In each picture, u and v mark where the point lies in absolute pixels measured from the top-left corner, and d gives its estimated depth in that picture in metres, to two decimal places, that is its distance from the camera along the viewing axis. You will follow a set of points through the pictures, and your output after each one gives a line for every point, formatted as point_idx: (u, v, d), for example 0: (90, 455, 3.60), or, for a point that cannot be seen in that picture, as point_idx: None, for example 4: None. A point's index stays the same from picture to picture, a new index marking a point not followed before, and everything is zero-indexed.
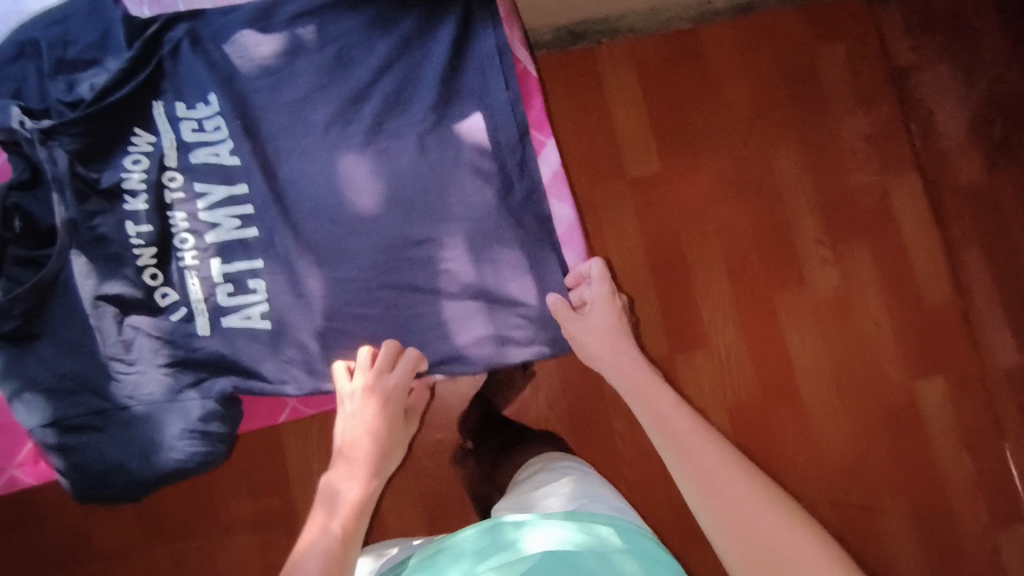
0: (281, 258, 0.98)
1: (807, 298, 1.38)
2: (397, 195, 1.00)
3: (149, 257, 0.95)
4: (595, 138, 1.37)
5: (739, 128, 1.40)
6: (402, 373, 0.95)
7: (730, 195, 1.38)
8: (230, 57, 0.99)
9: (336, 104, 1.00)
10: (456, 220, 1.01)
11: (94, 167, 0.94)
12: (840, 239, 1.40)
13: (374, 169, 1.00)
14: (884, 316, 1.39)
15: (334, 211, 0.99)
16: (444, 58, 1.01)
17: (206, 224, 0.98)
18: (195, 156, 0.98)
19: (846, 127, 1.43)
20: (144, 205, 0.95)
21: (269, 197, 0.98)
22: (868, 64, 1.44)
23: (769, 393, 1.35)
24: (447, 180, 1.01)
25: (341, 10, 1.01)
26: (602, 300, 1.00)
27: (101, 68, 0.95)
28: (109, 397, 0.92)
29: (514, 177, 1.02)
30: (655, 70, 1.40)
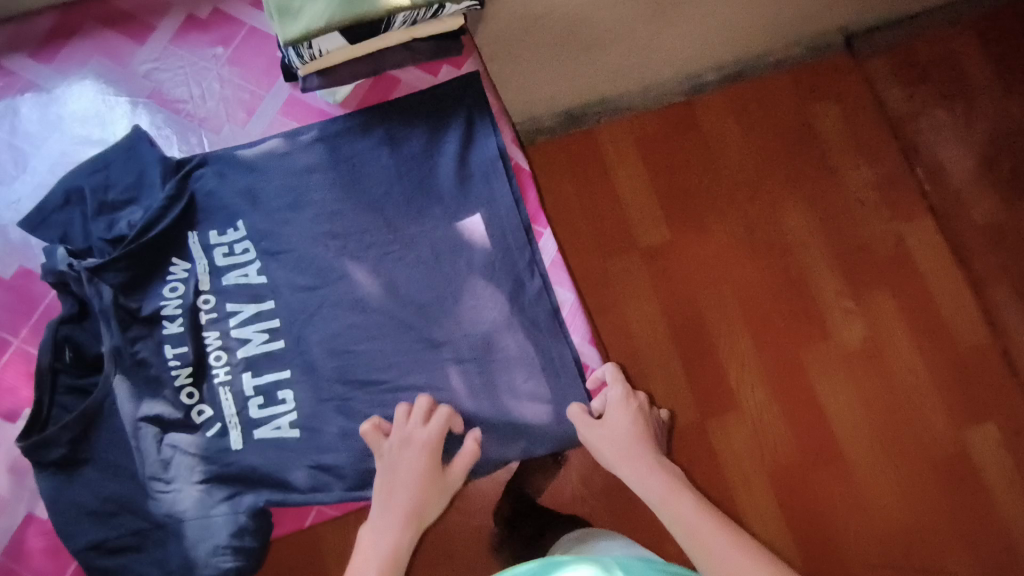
0: (310, 367, 1.03)
1: (836, 353, 1.35)
2: (412, 306, 1.05)
3: (185, 376, 1.01)
4: (604, 213, 1.42)
5: (743, 191, 1.43)
6: (434, 429, 0.97)
7: (745, 255, 1.40)
8: (243, 175, 1.07)
9: (353, 228, 1.06)
10: (463, 329, 1.04)
11: (135, 297, 1.01)
12: (863, 290, 1.38)
13: (385, 278, 1.05)
14: (921, 367, 1.35)
15: (354, 316, 1.04)
16: (448, 174, 1.08)
17: (236, 340, 1.02)
18: (226, 279, 1.04)
19: (850, 178, 1.45)
20: (180, 328, 1.01)
21: (297, 308, 1.04)
22: (864, 118, 1.48)
23: (809, 452, 1.31)
24: (448, 295, 1.05)
25: (353, 135, 1.09)
26: (616, 408, 1.02)
27: (137, 206, 1.05)
28: (148, 517, 0.96)
29: (522, 279, 1.07)
30: (654, 143, 1.46)
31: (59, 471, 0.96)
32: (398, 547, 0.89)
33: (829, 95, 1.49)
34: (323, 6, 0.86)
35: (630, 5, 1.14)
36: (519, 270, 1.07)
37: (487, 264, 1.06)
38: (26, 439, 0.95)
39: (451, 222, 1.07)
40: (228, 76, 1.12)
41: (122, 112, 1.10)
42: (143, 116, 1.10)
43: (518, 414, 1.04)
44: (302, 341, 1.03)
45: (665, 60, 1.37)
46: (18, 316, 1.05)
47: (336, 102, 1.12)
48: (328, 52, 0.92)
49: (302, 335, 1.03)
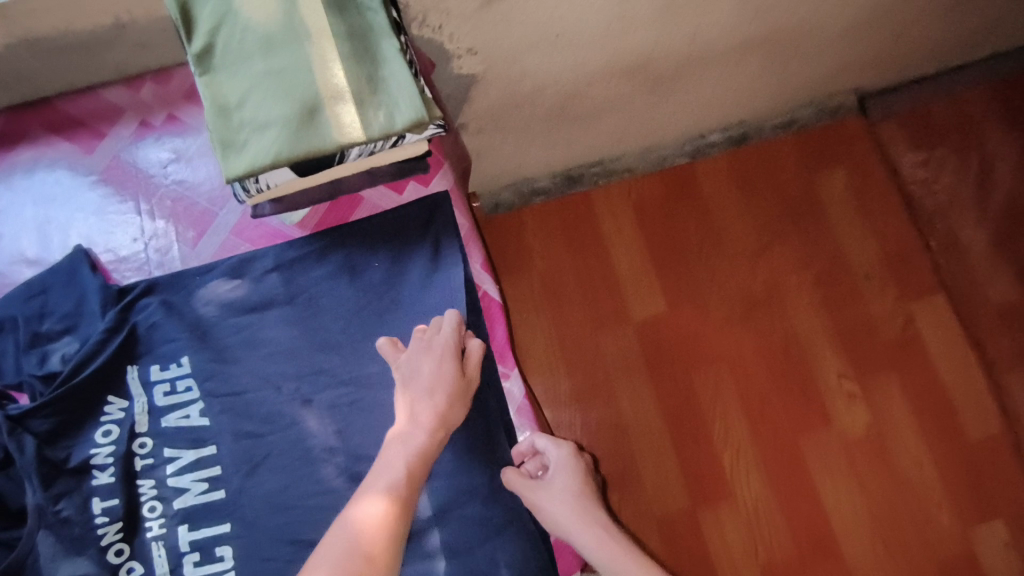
0: (253, 523, 0.61)
1: (841, 448, 1.13)
2: (332, 492, 0.61)
3: (116, 531, 0.60)
4: (573, 283, 1.18)
5: (742, 262, 1.20)
6: (453, 332, 0.62)
7: (751, 342, 1.16)
8: (113, 270, 0.67)
9: (305, 367, 0.64)
10: (467, 525, 0.62)
11: (63, 445, 0.61)
12: (875, 381, 1.16)
13: (306, 452, 0.62)
14: (925, 461, 1.13)
15: (284, 510, 0.61)
16: (427, 315, 0.66)
17: (162, 493, 0.61)
18: (166, 422, 0.63)
19: (854, 251, 1.21)
20: (113, 479, 0.61)
21: (241, 465, 0.62)
22: (874, 184, 1.24)
23: (807, 558, 1.09)
24: (435, 527, 0.62)
25: (318, 252, 0.67)
26: (566, 469, 0.69)
27: (75, 338, 0.64)
28: None
29: (492, 434, 0.66)
30: (654, 212, 1.22)
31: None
32: (410, 486, 0.56)
33: (837, 160, 1.25)
34: (270, 141, 0.55)
35: (624, 81, 0.95)
36: (506, 459, 0.66)
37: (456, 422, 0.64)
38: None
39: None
40: (167, 147, 0.70)
41: (59, 211, 0.68)
42: (85, 210, 0.68)
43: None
44: (240, 498, 0.61)
45: (660, 126, 1.13)
46: None
47: (290, 223, 0.69)
48: (279, 181, 0.62)
49: (243, 493, 0.61)
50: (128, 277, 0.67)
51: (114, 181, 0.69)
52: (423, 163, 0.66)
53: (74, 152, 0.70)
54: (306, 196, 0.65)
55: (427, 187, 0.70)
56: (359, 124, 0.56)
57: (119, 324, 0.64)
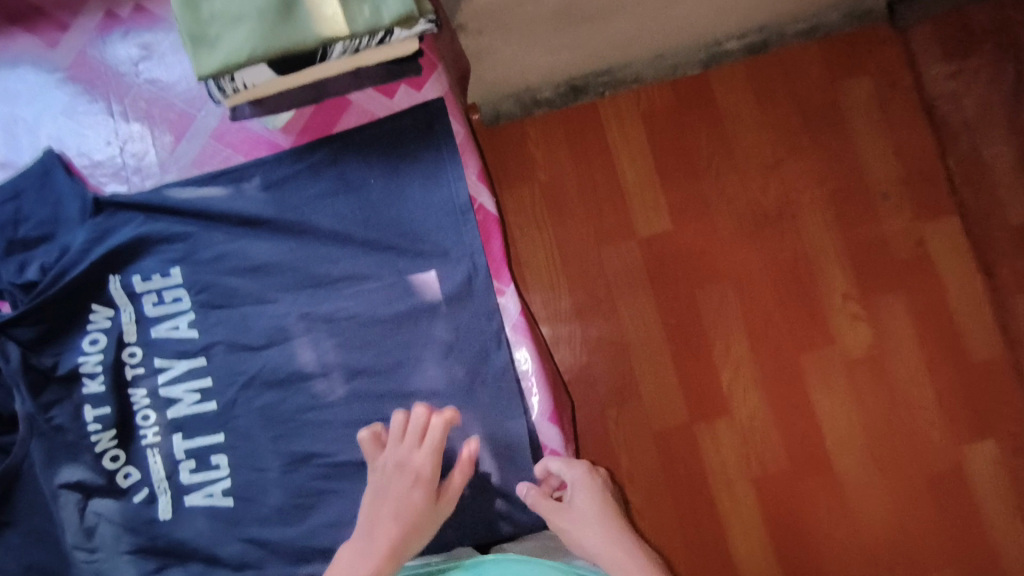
0: (251, 433, 0.61)
1: (842, 367, 0.90)
2: (326, 405, 0.61)
3: (110, 437, 0.60)
4: (576, 195, 0.91)
5: (751, 176, 0.92)
6: (437, 450, 0.56)
7: (760, 258, 0.91)
8: (88, 175, 0.64)
9: (302, 280, 0.62)
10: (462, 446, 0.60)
11: (50, 353, 0.60)
12: (881, 295, 0.90)
13: (301, 367, 0.61)
14: (925, 379, 0.89)
15: (281, 419, 0.61)
16: (419, 227, 0.63)
17: (157, 403, 0.61)
18: (155, 333, 0.61)
19: (871, 162, 0.92)
20: (103, 388, 0.60)
21: (236, 376, 0.61)
22: (902, 96, 0.92)
23: (798, 469, 0.88)
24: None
25: (306, 167, 0.64)
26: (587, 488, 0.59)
27: (53, 245, 0.62)
28: None
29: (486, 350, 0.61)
30: (659, 119, 0.92)
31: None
32: None
33: (862, 59, 0.93)
34: (244, 34, 0.50)
35: None
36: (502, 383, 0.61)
37: (452, 341, 0.61)
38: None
39: (400, 279, 0.62)
40: (136, 42, 0.65)
41: (24, 110, 0.64)
42: (53, 109, 0.64)
43: (481, 511, 0.60)
44: (235, 409, 0.61)
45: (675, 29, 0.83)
46: None
47: (274, 127, 0.64)
48: (258, 81, 0.56)
49: (237, 404, 0.61)
50: (105, 183, 0.64)
51: (80, 79, 0.65)
52: (415, 65, 0.61)
53: (36, 46, 0.65)
54: (288, 98, 0.60)
55: (420, 91, 0.65)
56: (342, 18, 0.51)
57: (99, 233, 0.61)
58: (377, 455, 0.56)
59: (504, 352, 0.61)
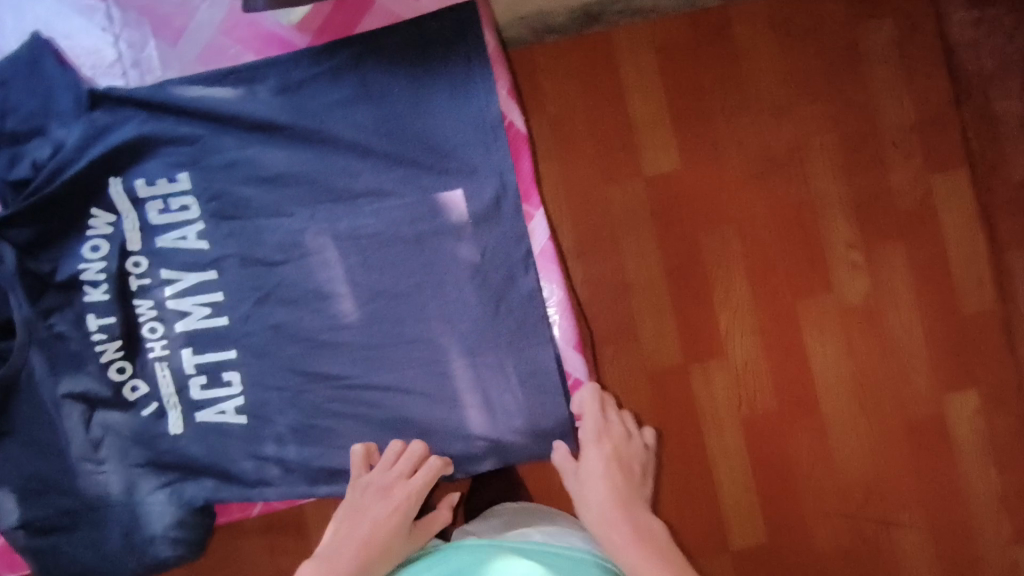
0: (265, 351, 0.58)
1: (837, 320, 0.81)
2: (341, 326, 0.59)
3: (116, 349, 0.57)
4: (580, 125, 0.79)
5: (760, 116, 0.80)
6: (425, 487, 0.56)
7: (765, 208, 0.80)
8: (82, 67, 0.59)
9: (320, 193, 0.58)
10: (484, 372, 0.59)
11: (47, 258, 0.56)
12: (884, 247, 0.81)
13: (316, 285, 0.58)
14: (919, 324, 0.82)
15: (297, 336, 0.58)
16: (444, 143, 0.59)
17: (165, 316, 0.58)
18: (162, 243, 0.58)
19: (888, 107, 0.80)
20: (106, 297, 0.57)
21: (250, 290, 0.58)
22: (924, 41, 0.80)
23: (783, 412, 0.81)
24: (453, 368, 0.59)
25: (323, 71, 0.59)
26: (601, 443, 0.59)
27: (45, 140, 0.57)
28: (105, 525, 0.57)
29: (512, 276, 0.59)
30: (665, 45, 0.79)
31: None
32: None
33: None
34: None
35: None
36: (527, 310, 0.59)
37: (477, 265, 0.59)
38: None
39: (425, 197, 0.59)
40: None
41: None
42: None
43: (502, 439, 0.59)
44: (248, 324, 0.58)
45: None
46: None
47: (290, 24, 0.59)
48: None
49: (250, 320, 0.58)
50: (101, 76, 0.59)
51: None
52: None
53: None
54: None
55: None
56: None
57: (97, 130, 0.57)
58: (362, 474, 0.56)
59: (530, 276, 0.59)
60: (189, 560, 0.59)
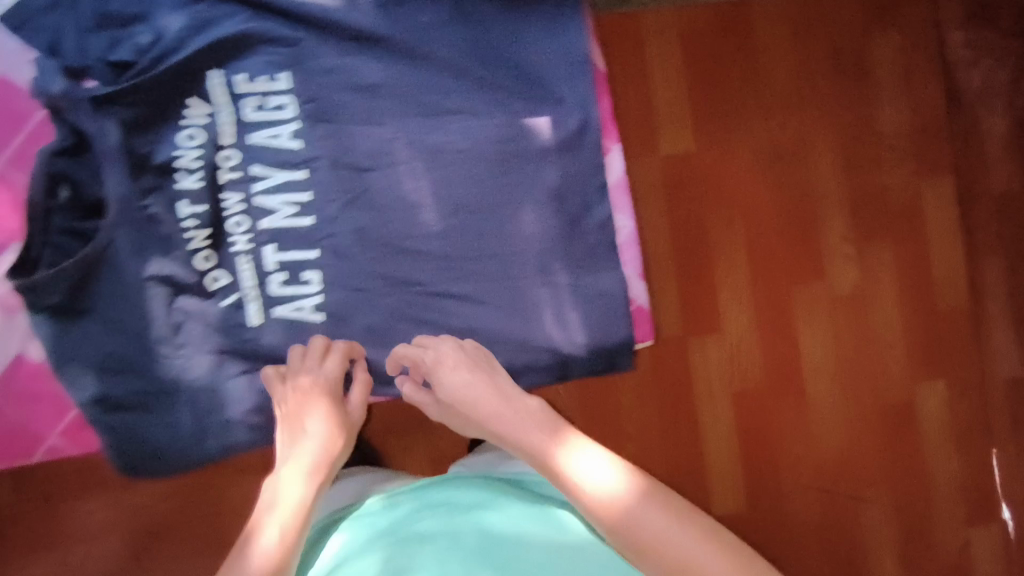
0: (348, 253, 0.61)
1: (826, 307, 0.79)
2: (422, 237, 0.61)
3: (204, 237, 0.59)
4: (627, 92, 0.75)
5: (772, 108, 0.77)
6: (338, 365, 0.59)
7: (770, 202, 0.77)
8: None
9: (413, 107, 0.61)
10: (556, 290, 0.62)
11: (145, 140, 0.57)
12: (874, 245, 0.79)
13: (404, 194, 0.61)
14: (896, 310, 0.80)
15: (382, 240, 0.61)
16: (536, 72, 0.62)
17: (253, 211, 0.60)
18: (253, 140, 0.59)
19: (884, 115, 0.79)
20: (200, 186, 0.58)
21: (339, 193, 0.60)
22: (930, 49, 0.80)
23: (771, 398, 0.78)
24: (528, 285, 0.62)
25: None
26: (444, 367, 0.58)
27: (148, 25, 0.57)
28: (181, 406, 0.59)
29: (588, 204, 0.63)
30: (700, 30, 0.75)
31: (50, 329, 0.58)
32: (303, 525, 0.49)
33: (897, 9, 0.79)
34: None
35: None
36: (597, 238, 0.63)
37: (558, 189, 0.62)
38: (16, 278, 0.56)
39: (513, 120, 0.62)
40: None
41: None
42: None
43: (566, 354, 0.62)
44: (333, 226, 0.60)
45: None
46: None
47: None
48: None
49: (336, 222, 0.60)
50: None
51: None
52: None
53: None
54: None
55: None
56: None
57: (202, 21, 0.58)
58: (274, 394, 0.58)
59: (605, 205, 0.63)
60: (258, 446, 0.61)
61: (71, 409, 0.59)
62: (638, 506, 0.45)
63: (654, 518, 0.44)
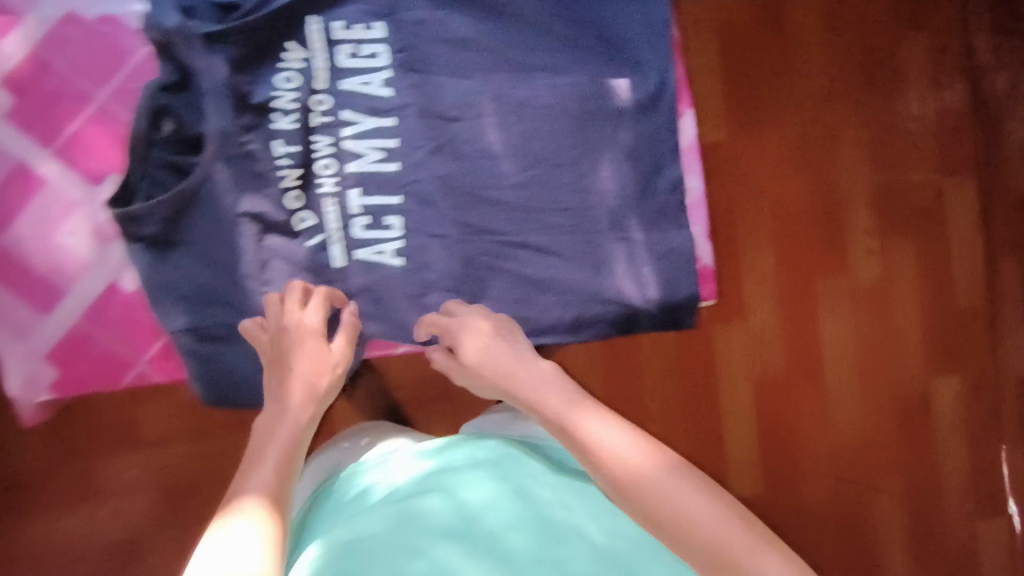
0: (431, 200, 0.63)
1: (847, 300, 0.78)
2: (504, 188, 0.63)
3: (295, 177, 0.61)
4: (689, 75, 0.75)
5: (798, 104, 0.76)
6: (322, 307, 0.58)
7: (802, 194, 0.76)
8: None
9: (500, 62, 0.63)
10: (628, 246, 0.65)
11: (246, 80, 0.59)
12: (896, 239, 0.78)
13: (489, 146, 0.63)
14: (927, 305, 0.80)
15: (466, 188, 0.63)
16: (618, 34, 0.64)
17: (341, 155, 0.62)
18: (344, 86, 0.61)
19: (907, 114, 0.78)
20: (295, 127, 0.60)
21: (426, 141, 0.62)
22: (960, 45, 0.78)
23: (790, 390, 0.78)
24: (602, 240, 0.64)
25: None
26: (469, 331, 0.59)
27: None
28: None
29: (661, 165, 0.65)
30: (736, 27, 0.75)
31: (144, 259, 0.59)
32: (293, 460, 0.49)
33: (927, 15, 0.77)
34: None
35: None
36: (668, 198, 0.66)
37: (633, 148, 0.65)
38: (117, 207, 0.57)
39: (594, 79, 0.64)
40: None
41: None
42: None
43: (635, 307, 0.65)
44: (418, 173, 0.63)
45: None
46: (89, 71, 0.59)
47: None
48: None
49: (421, 169, 0.63)
50: None
51: None
52: None
53: None
54: None
55: None
56: None
57: None
58: (257, 345, 0.58)
59: (677, 166, 0.66)
60: None
61: (161, 336, 0.61)
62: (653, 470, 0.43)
63: (662, 480, 0.42)
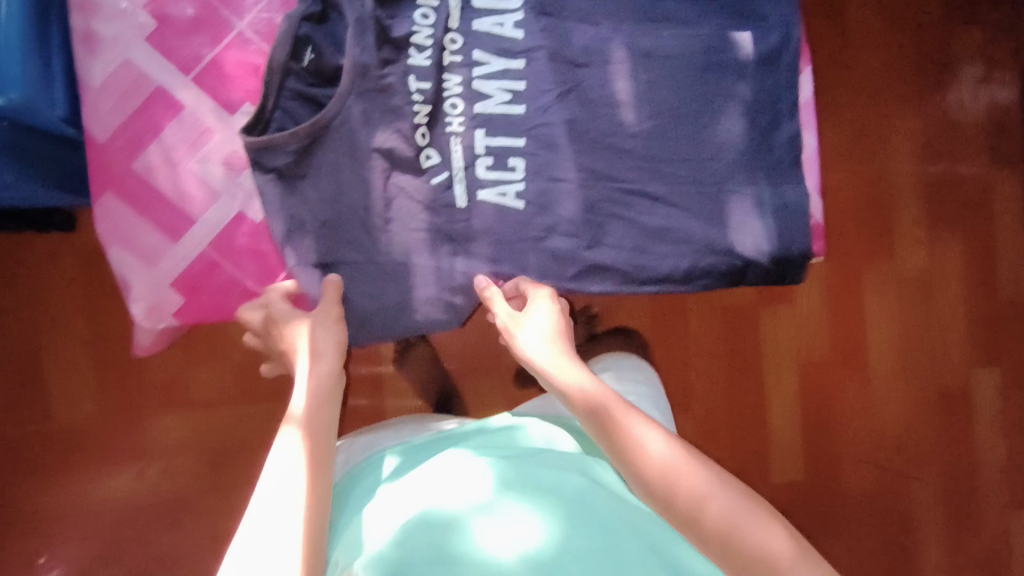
0: (555, 144, 0.63)
1: (894, 283, 0.94)
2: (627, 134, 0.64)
3: (424, 113, 0.61)
4: None
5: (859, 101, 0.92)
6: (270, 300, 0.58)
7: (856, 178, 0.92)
8: None
9: (628, 10, 0.64)
10: (746, 197, 0.65)
11: (387, 13, 0.60)
12: (944, 228, 0.94)
13: (615, 91, 0.64)
14: (965, 302, 0.95)
15: (590, 134, 0.64)
16: None
17: (470, 94, 0.62)
18: (477, 25, 0.63)
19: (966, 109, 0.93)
20: (429, 64, 0.61)
21: (554, 84, 0.63)
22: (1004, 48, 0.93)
23: (836, 358, 0.93)
24: (720, 190, 0.65)
25: None
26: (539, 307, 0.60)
27: None
28: (387, 279, 0.61)
29: (779, 120, 0.66)
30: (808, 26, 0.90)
31: (272, 190, 0.59)
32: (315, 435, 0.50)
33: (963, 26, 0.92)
34: None
35: None
36: (785, 153, 0.66)
37: (754, 101, 0.65)
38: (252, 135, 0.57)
39: (719, 31, 0.65)
40: None
41: None
42: None
43: (749, 260, 0.65)
44: (545, 116, 0.63)
45: None
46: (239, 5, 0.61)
47: None
48: None
49: (547, 113, 0.63)
50: None
51: None
52: None
53: None
54: None
55: None
56: None
57: None
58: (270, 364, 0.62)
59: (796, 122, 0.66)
60: (450, 324, 0.62)
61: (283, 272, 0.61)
62: (720, 494, 0.45)
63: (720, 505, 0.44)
